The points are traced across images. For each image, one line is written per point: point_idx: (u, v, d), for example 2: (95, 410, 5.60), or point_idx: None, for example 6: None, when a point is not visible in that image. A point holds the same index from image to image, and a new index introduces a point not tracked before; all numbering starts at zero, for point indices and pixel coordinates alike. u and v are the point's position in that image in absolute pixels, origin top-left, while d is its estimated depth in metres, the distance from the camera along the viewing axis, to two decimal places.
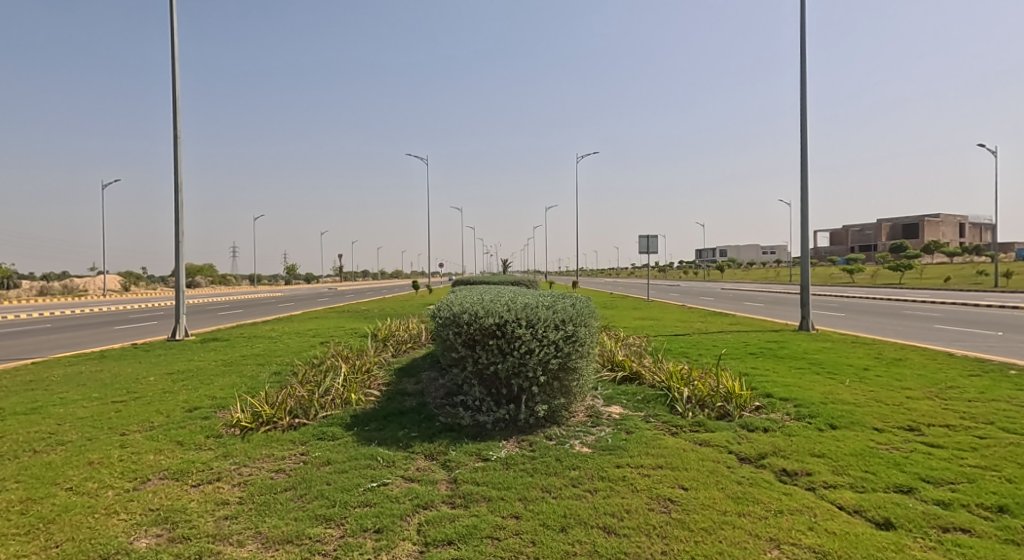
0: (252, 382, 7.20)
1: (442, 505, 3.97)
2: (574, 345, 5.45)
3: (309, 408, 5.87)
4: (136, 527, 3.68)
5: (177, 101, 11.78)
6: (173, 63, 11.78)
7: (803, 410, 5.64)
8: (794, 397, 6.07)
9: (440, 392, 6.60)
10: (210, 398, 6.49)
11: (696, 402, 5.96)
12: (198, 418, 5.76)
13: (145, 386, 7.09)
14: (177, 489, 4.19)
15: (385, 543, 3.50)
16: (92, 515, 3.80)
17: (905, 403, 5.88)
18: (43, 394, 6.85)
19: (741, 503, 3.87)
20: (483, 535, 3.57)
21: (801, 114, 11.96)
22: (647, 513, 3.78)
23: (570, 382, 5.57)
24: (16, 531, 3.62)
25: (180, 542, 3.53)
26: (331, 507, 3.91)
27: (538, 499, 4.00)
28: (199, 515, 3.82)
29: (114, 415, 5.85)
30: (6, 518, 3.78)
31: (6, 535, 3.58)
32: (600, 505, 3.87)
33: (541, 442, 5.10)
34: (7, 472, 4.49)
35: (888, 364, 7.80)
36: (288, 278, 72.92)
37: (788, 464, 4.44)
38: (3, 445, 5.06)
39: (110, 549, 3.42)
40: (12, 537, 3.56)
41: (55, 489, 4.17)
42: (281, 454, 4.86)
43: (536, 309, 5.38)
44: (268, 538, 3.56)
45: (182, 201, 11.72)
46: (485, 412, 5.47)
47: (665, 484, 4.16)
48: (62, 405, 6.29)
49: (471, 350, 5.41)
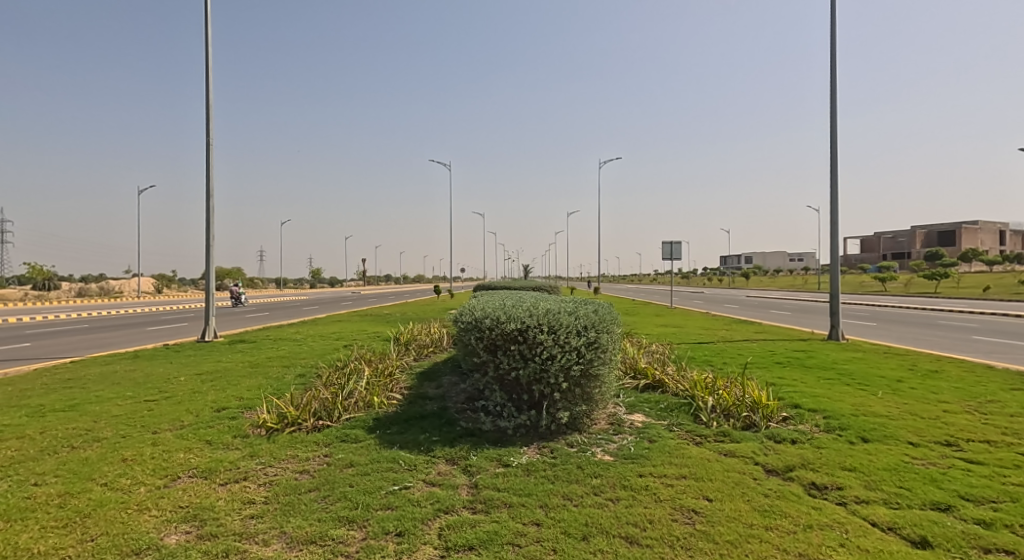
0: (277, 384, 7.32)
1: (463, 510, 3.98)
2: (595, 352, 5.43)
3: (332, 410, 5.94)
4: (167, 523, 3.75)
5: (208, 107, 12.06)
6: (207, 71, 12.06)
7: (832, 422, 5.53)
8: (824, 409, 5.96)
9: (461, 397, 6.65)
10: (237, 398, 6.60)
11: (721, 411, 5.88)
12: (226, 418, 5.86)
13: (176, 386, 7.24)
14: (206, 487, 4.26)
15: (407, 546, 3.53)
16: (125, 510, 3.89)
17: (942, 417, 5.73)
18: (80, 392, 7.03)
19: (768, 516, 3.80)
20: (504, 541, 3.56)
21: (832, 120, 11.73)
22: (671, 524, 3.74)
23: (592, 389, 5.54)
24: (55, 524, 3.71)
25: (209, 539, 3.59)
26: (354, 508, 3.95)
27: (559, 507, 3.99)
28: (226, 513, 3.89)
29: (147, 414, 5.98)
30: (46, 510, 3.89)
31: (45, 527, 3.67)
32: (622, 515, 3.84)
33: (562, 449, 5.08)
34: (45, 466, 4.61)
35: (924, 377, 7.60)
36: (313, 281, 74.12)
37: (817, 478, 4.35)
38: (42, 440, 5.21)
39: (142, 545, 3.49)
40: (50, 530, 3.65)
41: (91, 484, 4.27)
42: (305, 456, 4.92)
43: (557, 315, 5.37)
44: (292, 538, 3.60)
45: (212, 202, 11.97)
46: (505, 418, 5.50)
47: (690, 494, 4.11)
48: (98, 403, 6.46)
49: (493, 355, 5.43)
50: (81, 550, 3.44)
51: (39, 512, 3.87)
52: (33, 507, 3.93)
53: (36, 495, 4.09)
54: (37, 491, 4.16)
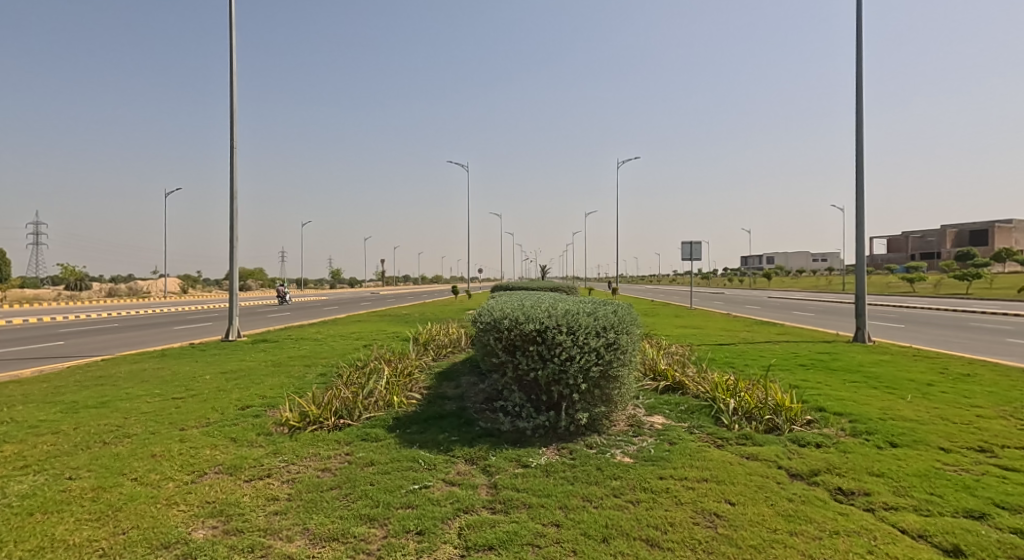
0: (299, 383, 7.40)
1: (482, 510, 3.99)
2: (615, 353, 5.40)
3: (353, 409, 5.99)
4: (194, 518, 3.81)
5: (233, 110, 12.25)
6: (231, 74, 12.25)
7: (859, 426, 5.44)
8: (850, 412, 5.86)
9: (480, 398, 6.68)
10: (261, 396, 6.68)
11: (743, 414, 5.82)
12: (250, 416, 5.94)
13: (202, 384, 7.35)
14: (231, 483, 4.33)
15: (427, 545, 3.54)
16: (155, 505, 3.96)
17: (974, 422, 5.60)
18: (110, 389, 7.18)
19: (793, 521, 3.75)
20: (523, 542, 3.56)
21: (857, 118, 11.54)
22: (692, 527, 3.71)
23: (611, 390, 5.51)
24: (88, 516, 3.80)
25: (235, 534, 3.65)
26: (374, 507, 3.98)
27: (578, 508, 3.98)
28: (251, 509, 3.94)
29: (175, 411, 6.09)
30: (79, 503, 3.97)
31: (80, 520, 3.75)
32: (642, 517, 3.82)
33: (581, 450, 5.07)
34: (78, 461, 4.71)
35: (954, 381, 7.44)
36: (333, 282, 74.84)
37: (844, 483, 4.28)
38: (75, 436, 5.32)
39: (171, 539, 3.56)
40: (85, 522, 3.73)
41: (122, 478, 4.36)
42: (327, 454, 4.97)
43: (576, 316, 5.36)
44: (315, 535, 3.64)
45: (236, 203, 12.15)
46: (524, 419, 5.51)
47: (711, 498, 4.08)
48: (128, 400, 6.59)
49: (511, 356, 5.44)
50: (114, 543, 3.51)
51: (73, 505, 3.96)
52: (67, 500, 4.02)
53: (70, 489, 4.19)
54: (71, 485, 4.26)
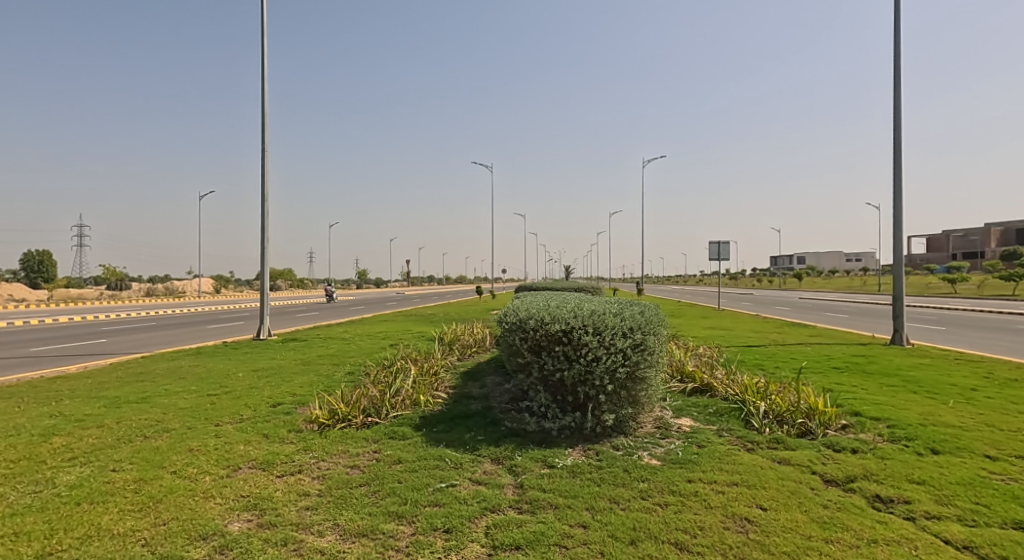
0: (328, 381, 7.49)
1: (509, 509, 3.98)
2: (642, 354, 5.35)
3: (381, 407, 6.04)
4: (230, 511, 3.88)
5: (264, 113, 12.47)
6: (263, 77, 12.48)
7: (898, 432, 5.30)
8: (887, 417, 5.71)
9: (505, 398, 6.68)
10: (291, 394, 6.78)
11: (774, 417, 5.72)
12: (281, 413, 6.03)
13: (235, 381, 7.49)
14: (264, 479, 4.39)
15: (454, 544, 3.55)
16: (193, 497, 4.04)
17: (1021, 430, 5.41)
18: (148, 385, 7.36)
19: (828, 528, 3.67)
20: (550, 542, 3.55)
21: (895, 115, 11.27)
22: (723, 532, 3.65)
23: (638, 391, 5.46)
24: (131, 507, 3.90)
25: (269, 527, 3.70)
26: (403, 504, 4.00)
27: (605, 510, 3.94)
28: (284, 504, 4.00)
29: (210, 407, 6.22)
30: (123, 495, 4.08)
31: (123, 510, 3.85)
32: (671, 520, 3.77)
33: (607, 452, 5.03)
34: (121, 454, 4.83)
35: (999, 386, 7.19)
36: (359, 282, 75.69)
37: (882, 490, 4.17)
38: (117, 429, 5.47)
39: (208, 530, 3.63)
40: (128, 513, 3.83)
41: (162, 471, 4.46)
42: (356, 451, 5.01)
43: (603, 317, 5.32)
44: (345, 530, 3.67)
45: (267, 203, 12.36)
46: (550, 419, 5.49)
47: (742, 502, 4.01)
48: (166, 396, 6.75)
49: (537, 356, 5.43)
50: (155, 534, 3.60)
51: (116, 495, 4.06)
52: (111, 491, 4.13)
53: (114, 480, 4.30)
54: (114, 476, 4.37)
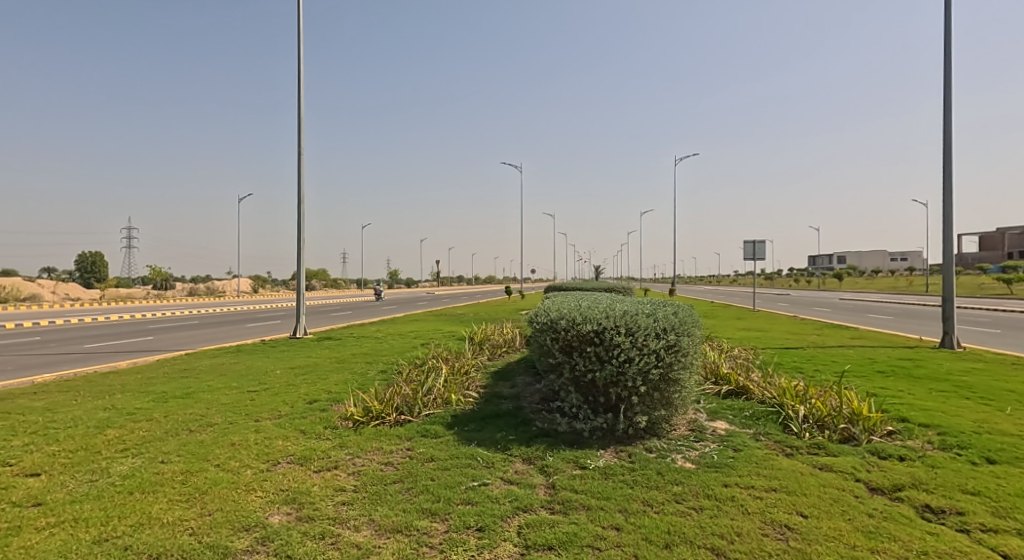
0: (361, 379, 7.57)
1: (541, 509, 3.95)
2: (675, 355, 5.26)
3: (413, 405, 6.07)
4: (271, 504, 3.93)
5: (301, 115, 12.70)
6: (300, 81, 12.71)
7: (949, 439, 5.10)
8: (936, 424, 5.51)
9: (536, 398, 6.65)
10: (326, 391, 6.87)
11: (815, 422, 5.57)
12: (317, 410, 6.11)
13: (273, 378, 7.63)
14: (302, 473, 4.45)
15: (487, 542, 3.54)
16: (235, 490, 4.11)
17: None
18: (192, 381, 7.55)
19: (874, 538, 3.55)
20: (584, 543, 3.51)
21: (945, 109, 10.87)
22: (762, 538, 3.56)
23: (671, 393, 5.37)
24: (179, 497, 3.98)
25: (307, 521, 3.74)
26: (436, 502, 4.00)
27: (639, 513, 3.88)
28: (321, 498, 4.04)
29: (250, 403, 6.34)
30: (171, 485, 4.17)
31: (171, 500, 3.94)
32: (707, 525, 3.69)
33: (640, 454, 4.95)
34: (169, 446, 4.96)
35: None
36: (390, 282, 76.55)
37: (933, 500, 4.02)
38: (165, 423, 5.61)
39: (250, 522, 3.68)
40: (176, 503, 3.92)
41: (206, 464, 4.56)
42: (389, 448, 5.05)
43: (635, 317, 5.25)
44: (380, 526, 3.69)
45: (303, 205, 12.57)
46: (581, 420, 5.44)
47: (782, 509, 3.90)
48: (209, 391, 6.91)
49: (568, 357, 5.38)
50: (201, 523, 3.67)
51: (165, 486, 4.16)
52: (161, 482, 4.23)
53: (162, 471, 4.41)
54: (162, 468, 4.48)
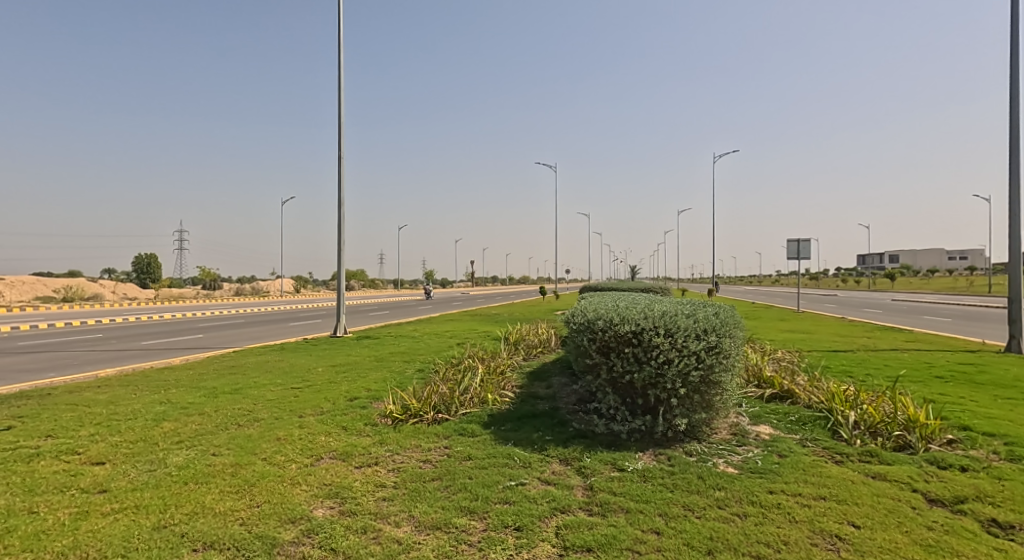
0: (400, 377, 7.61)
1: (578, 511, 3.88)
2: (716, 357, 5.11)
3: (451, 404, 6.07)
4: (314, 498, 3.96)
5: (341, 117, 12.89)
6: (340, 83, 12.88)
7: (1016, 450, 4.82)
8: (1001, 433, 5.22)
9: (572, 398, 6.57)
10: (366, 389, 6.93)
11: (866, 429, 5.34)
12: (358, 407, 6.16)
13: (315, 376, 7.74)
14: (344, 469, 4.48)
15: (525, 542, 3.48)
16: (281, 483, 4.17)
17: None
18: (240, 378, 7.72)
19: (934, 552, 3.37)
20: (623, 546, 3.43)
21: (1010, 99, 10.17)
22: (811, 548, 3.42)
23: (711, 396, 5.23)
24: (230, 489, 4.05)
25: (350, 515, 3.76)
26: (474, 500, 3.97)
27: (679, 517, 3.77)
28: (363, 494, 4.05)
29: (294, 399, 6.44)
30: (222, 477, 4.25)
31: (223, 491, 4.01)
32: (752, 532, 3.57)
33: (679, 457, 4.83)
34: (219, 439, 5.06)
35: None
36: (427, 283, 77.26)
37: (999, 514, 3.80)
38: (216, 417, 5.74)
39: (296, 515, 3.72)
40: (227, 494, 3.98)
41: (254, 457, 4.63)
42: (428, 446, 5.04)
43: (674, 318, 5.12)
44: (419, 522, 3.67)
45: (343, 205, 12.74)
46: (619, 421, 5.34)
47: (832, 518, 3.74)
48: (255, 387, 7.05)
49: (606, 357, 5.29)
50: (250, 515, 3.72)
51: (216, 477, 4.24)
52: (213, 473, 4.31)
53: (214, 463, 4.50)
54: (213, 460, 4.57)
